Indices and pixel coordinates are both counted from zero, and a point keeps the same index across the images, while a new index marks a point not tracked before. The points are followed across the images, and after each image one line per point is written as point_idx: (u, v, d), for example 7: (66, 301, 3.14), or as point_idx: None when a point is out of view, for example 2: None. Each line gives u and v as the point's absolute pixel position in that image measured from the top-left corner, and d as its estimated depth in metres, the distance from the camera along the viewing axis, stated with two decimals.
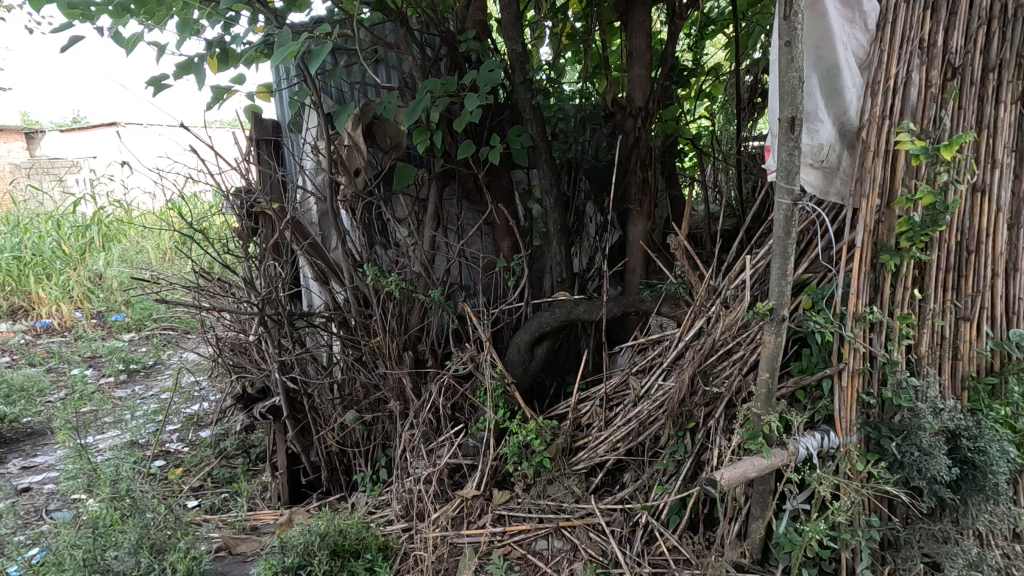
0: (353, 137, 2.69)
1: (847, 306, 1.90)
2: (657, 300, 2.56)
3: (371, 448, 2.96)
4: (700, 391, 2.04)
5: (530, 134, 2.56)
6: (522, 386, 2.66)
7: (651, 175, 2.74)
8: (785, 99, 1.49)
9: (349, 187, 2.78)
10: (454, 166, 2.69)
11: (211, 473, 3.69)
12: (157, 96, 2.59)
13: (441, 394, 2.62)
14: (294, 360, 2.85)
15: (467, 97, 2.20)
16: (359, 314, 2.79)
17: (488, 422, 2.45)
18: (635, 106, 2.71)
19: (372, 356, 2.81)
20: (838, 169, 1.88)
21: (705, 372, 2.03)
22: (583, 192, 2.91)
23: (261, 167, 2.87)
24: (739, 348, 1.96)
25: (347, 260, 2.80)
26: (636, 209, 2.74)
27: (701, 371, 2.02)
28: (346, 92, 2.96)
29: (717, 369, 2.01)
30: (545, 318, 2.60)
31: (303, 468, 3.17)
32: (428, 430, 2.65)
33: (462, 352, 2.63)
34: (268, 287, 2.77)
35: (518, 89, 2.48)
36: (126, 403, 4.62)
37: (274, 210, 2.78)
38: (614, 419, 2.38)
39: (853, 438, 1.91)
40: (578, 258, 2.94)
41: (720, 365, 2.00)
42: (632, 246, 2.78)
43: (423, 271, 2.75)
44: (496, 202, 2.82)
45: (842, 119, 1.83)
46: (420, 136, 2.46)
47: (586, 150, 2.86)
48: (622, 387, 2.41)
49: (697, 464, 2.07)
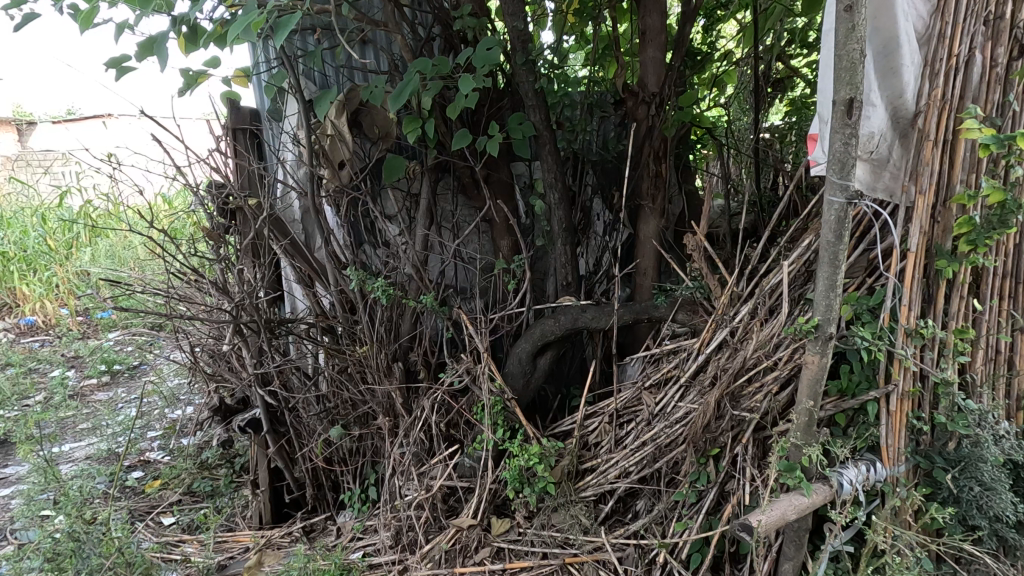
0: (337, 125, 2.44)
1: (898, 320, 1.65)
2: (671, 306, 2.32)
3: (359, 466, 2.71)
4: (726, 415, 1.80)
5: (533, 123, 2.31)
6: (523, 401, 2.42)
7: (665, 168, 2.50)
8: (842, 76, 1.25)
9: (333, 180, 2.52)
10: (448, 158, 2.43)
11: (192, 486, 3.47)
12: (119, 79, 2.33)
13: (434, 410, 2.36)
14: (275, 372, 2.59)
15: (462, 79, 1.93)
16: (346, 320, 2.54)
17: (486, 443, 2.21)
18: (648, 92, 2.43)
19: (360, 367, 2.56)
20: (889, 160, 1.62)
21: (733, 393, 1.80)
22: (590, 186, 2.67)
23: (238, 159, 2.61)
24: (771, 366, 1.72)
25: (331, 261, 2.54)
26: (649, 206, 2.49)
27: (729, 393, 1.78)
28: (331, 77, 2.69)
29: (746, 388, 1.77)
30: (549, 326, 2.35)
31: (286, 485, 2.93)
32: (421, 449, 2.41)
33: (458, 363, 2.40)
34: (242, 291, 2.51)
35: (520, 72, 2.22)
36: (106, 409, 4.40)
37: (251, 206, 2.53)
38: (626, 440, 2.15)
39: (902, 468, 1.67)
40: (584, 259, 2.70)
41: (748, 384, 1.76)
42: (643, 247, 2.54)
43: (414, 273, 2.51)
44: (495, 198, 2.56)
45: (897, 103, 1.56)
46: (410, 125, 2.22)
47: (593, 141, 2.61)
48: (634, 403, 2.20)
49: (721, 495, 1.84)
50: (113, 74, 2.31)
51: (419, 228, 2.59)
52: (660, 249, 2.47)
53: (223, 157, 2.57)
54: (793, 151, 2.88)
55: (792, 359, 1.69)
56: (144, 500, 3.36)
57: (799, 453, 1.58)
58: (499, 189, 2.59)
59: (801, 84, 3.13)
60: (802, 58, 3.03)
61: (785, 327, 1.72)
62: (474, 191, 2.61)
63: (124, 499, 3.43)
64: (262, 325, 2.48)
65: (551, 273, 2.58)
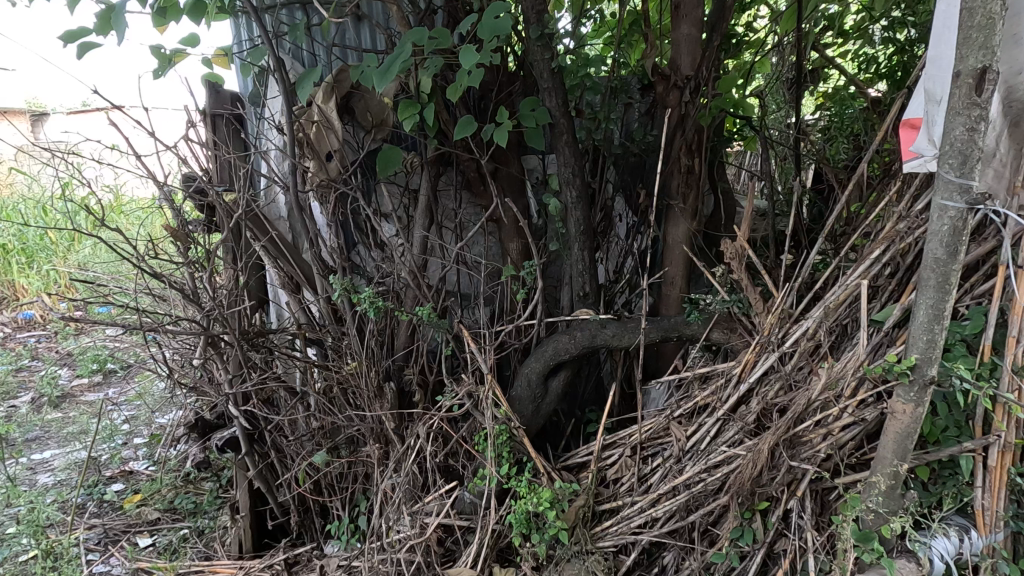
0: (324, 111, 2.15)
1: (1004, 355, 1.31)
2: (706, 323, 2.04)
3: (347, 494, 2.41)
4: (781, 467, 1.48)
5: (548, 109, 1.99)
6: (532, 429, 2.12)
7: (698, 163, 2.17)
8: (973, 37, 1.00)
9: (318, 174, 2.22)
10: (449, 149, 2.12)
11: (173, 503, 3.20)
12: (77, 54, 2.04)
13: (430, 439, 2.05)
14: (254, 389, 2.29)
15: (462, 52, 1.59)
16: (334, 332, 2.26)
17: (489, 480, 1.92)
18: (681, 75, 2.11)
19: (347, 386, 2.26)
20: (997, 153, 1.27)
21: (788, 440, 1.48)
22: (613, 182, 2.35)
23: (215, 149, 2.31)
24: (841, 406, 1.40)
25: (317, 266, 2.24)
26: (679, 206, 2.18)
27: (785, 440, 1.47)
28: (321, 58, 2.39)
29: (807, 434, 1.45)
30: (563, 344, 2.06)
31: (269, 511, 2.64)
32: (414, 483, 2.11)
33: (458, 384, 2.10)
34: (214, 299, 2.20)
35: (534, 48, 1.90)
36: (93, 412, 4.16)
37: (227, 202, 2.23)
38: (653, 481, 1.86)
39: (1000, 535, 1.35)
40: (604, 266, 2.38)
41: (809, 428, 1.45)
42: (672, 253, 2.23)
43: (411, 280, 2.21)
44: (504, 196, 2.26)
45: (1014, 81, 1.20)
46: (406, 110, 1.92)
47: (616, 131, 2.28)
48: (661, 434, 1.92)
49: (768, 557, 1.53)
50: (74, 51, 2.04)
51: (416, 229, 2.28)
52: (691, 255, 2.16)
53: (196, 146, 2.27)
54: (834, 148, 2.55)
55: (864, 401, 1.38)
56: (121, 518, 3.10)
57: (872, 520, 1.28)
58: (508, 185, 2.28)
59: (838, 75, 2.80)
60: (840, 46, 2.70)
61: (859, 358, 1.40)
62: (480, 186, 2.29)
63: (99, 515, 3.17)
64: (238, 337, 2.18)
65: (566, 281, 2.27)
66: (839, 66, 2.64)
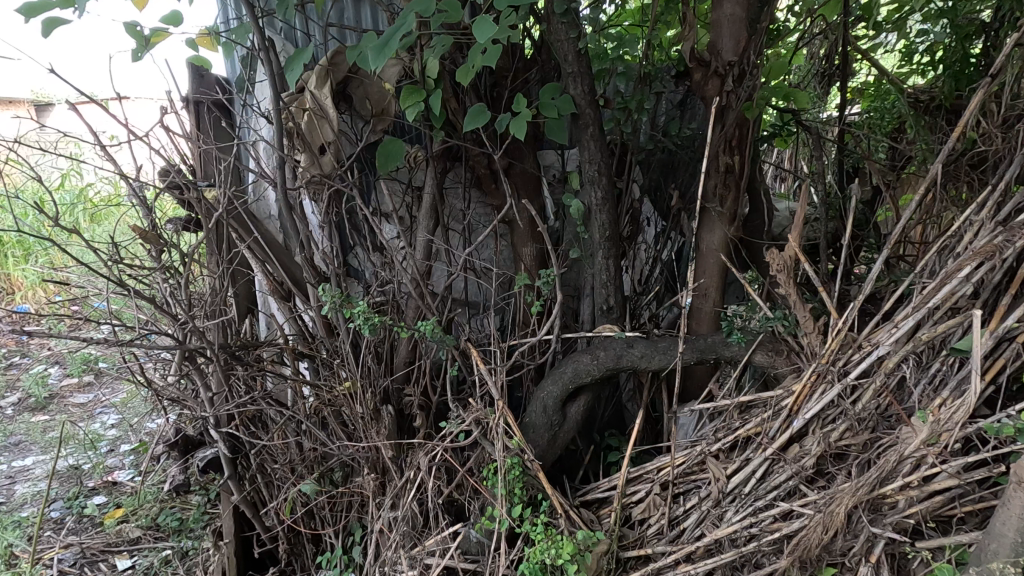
0: (317, 98, 1.90)
1: None
2: (748, 344, 1.78)
3: (341, 523, 2.16)
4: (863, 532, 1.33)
5: (573, 97, 1.74)
6: (548, 461, 1.88)
7: (740, 161, 1.91)
8: None
9: (311, 169, 1.95)
10: (459, 142, 1.87)
11: (156, 520, 2.97)
12: (46, 35, 1.77)
13: (432, 471, 1.81)
14: (237, 410, 2.04)
15: (477, 24, 1.34)
16: (327, 346, 2.01)
17: (499, 522, 1.68)
18: (723, 61, 1.84)
19: (340, 408, 2.01)
20: None
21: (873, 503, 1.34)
22: (640, 182, 2.10)
23: (196, 140, 2.06)
24: (939, 465, 1.25)
25: (309, 272, 2.00)
26: (716, 210, 1.92)
27: (868, 502, 1.33)
28: (316, 38, 2.14)
29: (892, 496, 1.31)
30: (584, 365, 1.82)
31: (256, 536, 2.39)
32: (415, 519, 1.87)
33: (464, 409, 1.85)
34: (190, 308, 1.96)
35: (557, 26, 1.65)
36: (79, 416, 3.93)
37: (208, 200, 1.98)
38: (687, 526, 1.64)
39: None
40: (629, 275, 2.13)
41: (895, 488, 1.30)
42: (706, 261, 1.98)
43: (414, 290, 1.96)
44: (518, 195, 2.01)
45: None
46: (410, 97, 1.69)
47: (646, 123, 2.02)
48: (697, 471, 1.70)
49: None
50: (41, 29, 1.79)
51: (420, 232, 2.04)
52: (729, 264, 1.91)
53: (176, 138, 2.02)
54: (875, 145, 2.30)
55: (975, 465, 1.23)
56: (100, 536, 2.88)
57: None
58: (523, 183, 2.03)
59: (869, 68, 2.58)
60: (872, 39, 2.43)
61: (969, 407, 1.23)
62: (491, 185, 2.04)
63: (78, 533, 2.95)
64: (219, 352, 1.94)
65: (587, 292, 2.02)
66: (871, 58, 2.35)
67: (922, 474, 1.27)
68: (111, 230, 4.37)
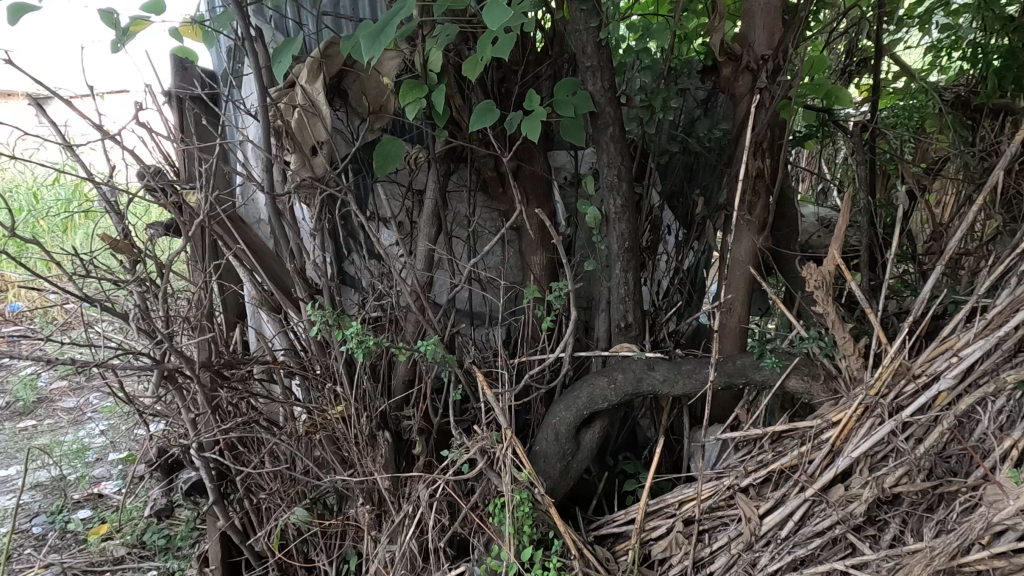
0: (309, 94, 1.73)
1: None
2: (781, 368, 1.61)
3: (334, 552, 1.99)
4: None
5: (591, 93, 1.57)
6: (559, 492, 1.71)
7: (771, 165, 1.75)
8: None
9: (301, 171, 1.78)
10: (464, 143, 1.70)
11: (142, 537, 2.81)
12: (12, 23, 1.59)
13: (433, 504, 1.64)
14: (222, 434, 1.88)
15: (488, 9, 1.17)
16: (319, 364, 1.84)
17: (506, 565, 1.52)
18: (756, 54, 1.67)
19: (333, 431, 1.85)
20: None
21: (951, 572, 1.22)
22: (660, 187, 1.94)
23: (178, 139, 1.89)
24: None
25: (300, 283, 1.83)
26: (745, 218, 1.75)
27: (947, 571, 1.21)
28: (310, 28, 1.97)
29: (974, 566, 1.18)
30: (601, 388, 1.65)
31: (245, 562, 2.23)
32: (415, 555, 1.71)
33: (469, 436, 1.69)
34: (169, 324, 1.79)
35: (577, 14, 1.48)
36: (66, 423, 3.77)
37: (191, 204, 1.82)
38: (714, 570, 1.48)
39: None
40: (648, 288, 1.97)
41: (978, 557, 1.17)
42: (733, 274, 1.81)
43: (415, 304, 1.80)
44: (528, 201, 1.84)
45: None
46: (411, 93, 1.52)
47: (668, 123, 1.85)
48: (724, 508, 1.53)
49: None
50: (6, 18, 1.60)
51: (421, 240, 1.87)
52: (758, 277, 1.75)
53: (157, 137, 1.85)
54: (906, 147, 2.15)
55: None
56: (82, 555, 2.72)
57: None
58: (533, 188, 1.86)
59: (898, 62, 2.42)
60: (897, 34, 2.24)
61: None
62: (498, 189, 1.87)
63: (59, 551, 2.80)
64: (202, 372, 1.77)
65: (603, 306, 1.85)
66: (897, 56, 2.16)
67: (1012, 544, 1.15)
68: (88, 234, 4.19)
